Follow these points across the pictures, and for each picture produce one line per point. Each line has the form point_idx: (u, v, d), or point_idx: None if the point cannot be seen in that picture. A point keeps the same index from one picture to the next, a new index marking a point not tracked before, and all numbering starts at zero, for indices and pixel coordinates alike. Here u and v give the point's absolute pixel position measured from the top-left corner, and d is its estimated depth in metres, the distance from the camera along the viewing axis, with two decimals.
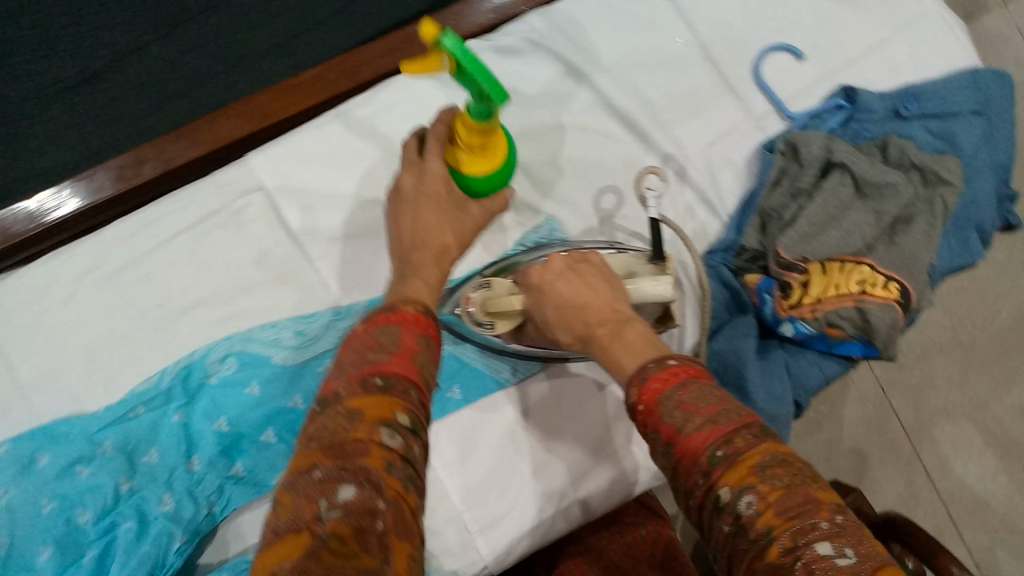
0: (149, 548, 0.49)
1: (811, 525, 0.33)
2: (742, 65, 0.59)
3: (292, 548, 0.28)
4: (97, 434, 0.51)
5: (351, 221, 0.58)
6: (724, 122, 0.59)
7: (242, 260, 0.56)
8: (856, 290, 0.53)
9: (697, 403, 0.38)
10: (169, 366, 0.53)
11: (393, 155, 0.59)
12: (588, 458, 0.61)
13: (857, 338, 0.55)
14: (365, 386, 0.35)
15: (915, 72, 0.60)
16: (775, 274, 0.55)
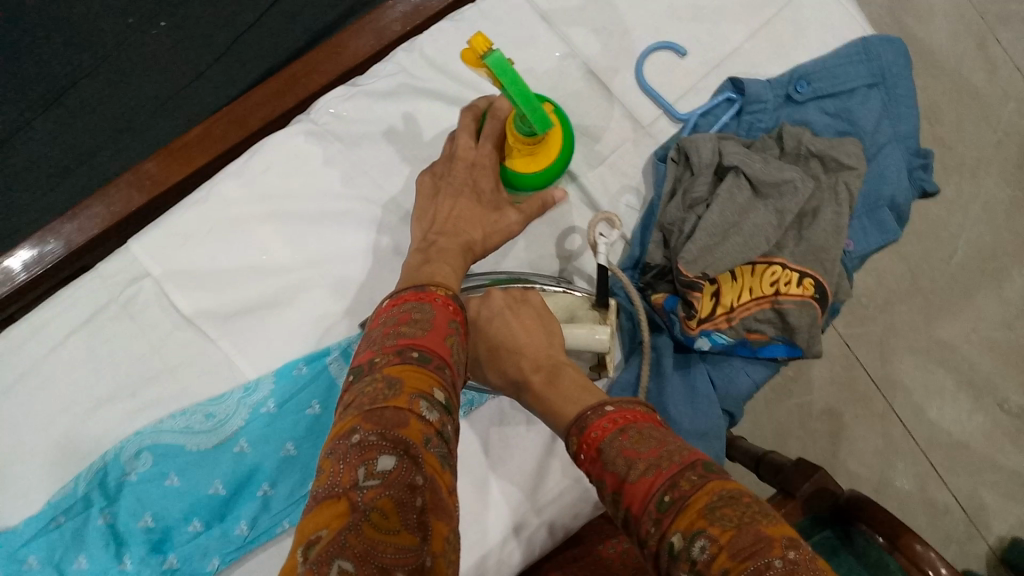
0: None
1: (768, 563, 0.30)
2: (621, 72, 0.58)
3: (329, 514, 0.29)
4: (21, 550, 0.52)
5: (247, 292, 0.57)
6: (609, 135, 0.57)
7: (141, 350, 0.56)
8: (770, 291, 0.51)
9: (638, 447, 0.36)
10: (82, 473, 0.53)
11: (279, 219, 0.58)
12: (528, 493, 0.58)
13: (779, 338, 0.53)
14: (404, 358, 0.35)
15: (805, 53, 0.59)
16: (680, 292, 0.52)
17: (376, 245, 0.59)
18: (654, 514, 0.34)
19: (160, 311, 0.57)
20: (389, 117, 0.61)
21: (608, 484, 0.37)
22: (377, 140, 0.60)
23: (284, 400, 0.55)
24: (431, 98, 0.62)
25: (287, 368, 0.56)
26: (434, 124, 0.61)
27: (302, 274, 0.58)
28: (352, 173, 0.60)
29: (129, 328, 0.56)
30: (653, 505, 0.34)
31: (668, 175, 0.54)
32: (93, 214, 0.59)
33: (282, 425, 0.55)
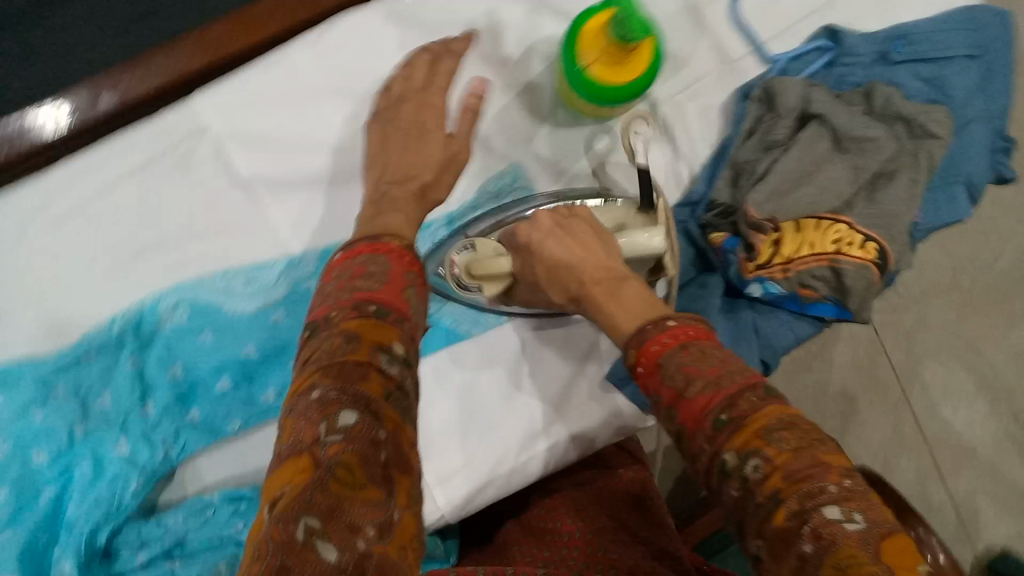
0: (101, 489, 0.53)
1: (821, 487, 0.32)
2: (718, 2, 0.55)
3: (296, 471, 0.29)
4: (47, 380, 0.53)
5: (305, 167, 0.58)
6: (694, 68, 0.55)
7: (192, 206, 0.56)
8: (831, 249, 0.50)
9: (699, 365, 0.38)
10: (118, 315, 0.54)
11: (348, 98, 0.58)
12: (550, 411, 0.58)
13: (830, 299, 0.52)
14: (360, 310, 0.35)
15: (906, 13, 0.57)
16: (743, 233, 0.51)
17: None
18: (709, 430, 0.36)
19: (215, 171, 0.56)
20: (471, 9, 0.57)
21: (664, 397, 0.39)
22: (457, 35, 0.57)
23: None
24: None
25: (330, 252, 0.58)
26: (516, 27, 0.58)
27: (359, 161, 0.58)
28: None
29: (181, 183, 0.55)
30: (709, 422, 0.36)
31: (749, 113, 0.53)
32: (157, 66, 0.54)
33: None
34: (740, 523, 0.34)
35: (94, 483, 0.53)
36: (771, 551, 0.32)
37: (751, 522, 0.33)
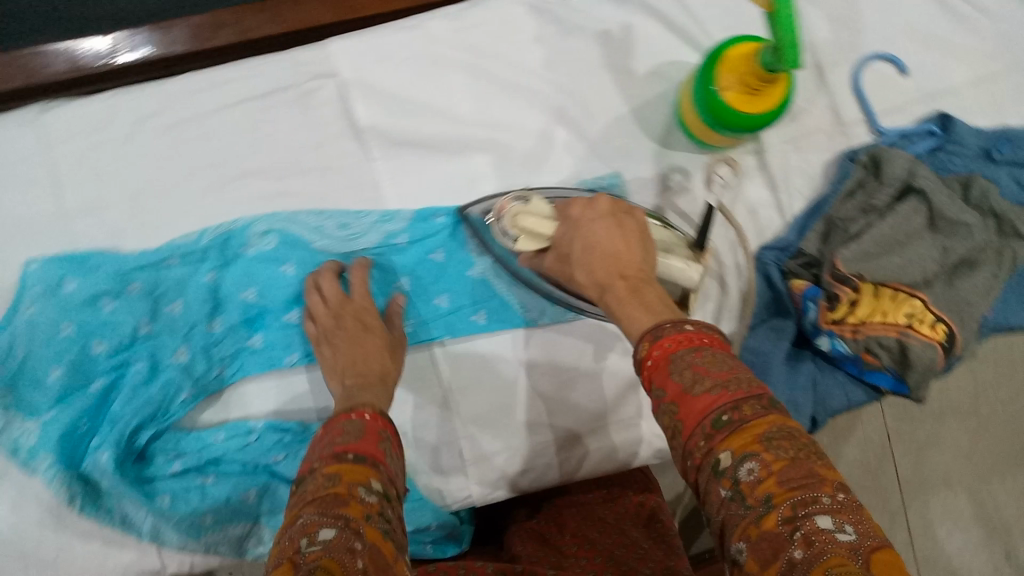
0: (153, 391, 0.54)
1: (813, 498, 0.32)
2: (839, 67, 0.58)
3: (281, 572, 0.34)
4: (127, 274, 0.55)
5: (417, 128, 0.58)
6: (804, 126, 0.58)
7: (303, 142, 0.58)
8: (902, 323, 0.51)
9: (711, 367, 0.37)
10: (209, 228, 0.56)
11: (474, 73, 0.59)
12: (596, 416, 0.59)
13: (890, 370, 0.53)
14: (338, 459, 0.40)
15: (1015, 116, 0.59)
16: (826, 284, 0.53)
17: (552, 138, 0.58)
18: (707, 430, 0.35)
19: (334, 115, 0.58)
20: (608, 20, 0.59)
21: (667, 394, 0.37)
22: (590, 41, 0.59)
23: (415, 241, 0.57)
24: (654, 21, 0.59)
25: (426, 212, 0.58)
26: (647, 44, 0.59)
27: (475, 134, 0.58)
28: (555, 59, 0.59)
29: (299, 119, 0.58)
30: (709, 422, 0.35)
31: (852, 175, 0.55)
32: (284, 13, 0.59)
33: (405, 260, 0.57)
34: (724, 524, 0.33)
35: (147, 384, 0.54)
36: (755, 554, 0.31)
37: (735, 525, 0.33)
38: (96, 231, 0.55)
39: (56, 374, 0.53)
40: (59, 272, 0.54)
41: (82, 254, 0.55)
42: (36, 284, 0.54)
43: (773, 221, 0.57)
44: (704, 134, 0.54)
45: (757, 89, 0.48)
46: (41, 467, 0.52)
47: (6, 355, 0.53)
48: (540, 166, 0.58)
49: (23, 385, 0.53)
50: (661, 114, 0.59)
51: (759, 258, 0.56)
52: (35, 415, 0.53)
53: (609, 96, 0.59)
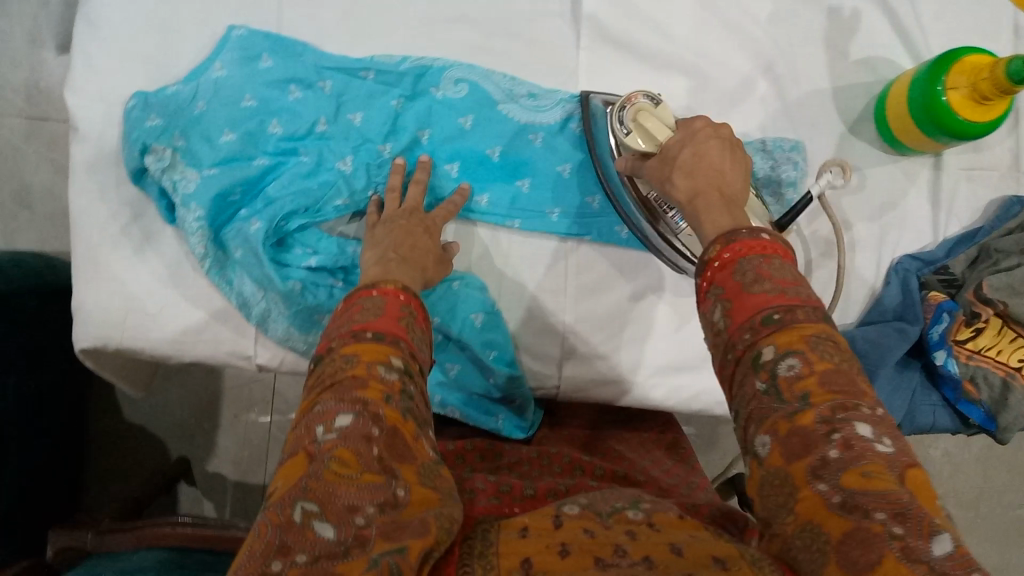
0: (312, 185, 0.66)
1: (853, 404, 0.38)
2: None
3: (294, 469, 0.37)
4: (320, 73, 0.68)
5: (623, 34, 0.74)
6: (981, 158, 0.78)
7: (522, 10, 0.73)
8: (1011, 366, 0.72)
9: (773, 273, 0.43)
10: (411, 58, 0.70)
11: (701, 10, 0.75)
12: (697, 358, 0.73)
13: (982, 405, 0.73)
14: (358, 339, 0.42)
15: None
16: (967, 302, 0.72)
17: (753, 85, 0.76)
18: (755, 324, 0.42)
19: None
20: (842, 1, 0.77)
21: (725, 290, 0.44)
22: (819, 11, 0.77)
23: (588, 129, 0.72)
24: (878, 20, 0.77)
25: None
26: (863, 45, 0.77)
27: (686, 60, 0.75)
28: (772, 35, 0.76)
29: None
30: (758, 318, 0.42)
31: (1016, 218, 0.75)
32: None
33: (569, 148, 0.71)
34: (752, 412, 0.40)
35: (306, 174, 0.66)
36: (783, 447, 0.38)
37: (767, 418, 0.39)
38: (302, 24, 0.70)
39: (228, 137, 0.65)
40: (257, 45, 0.67)
41: (279, 41, 0.68)
42: (237, 49, 0.67)
43: (927, 236, 0.77)
44: (903, 128, 0.73)
45: (986, 96, 0.65)
46: (189, 215, 0.64)
47: (187, 104, 0.65)
48: (732, 107, 0.75)
49: (195, 137, 0.65)
50: (858, 103, 0.77)
51: (900, 263, 0.76)
52: (198, 168, 0.65)
53: (809, 88, 0.76)
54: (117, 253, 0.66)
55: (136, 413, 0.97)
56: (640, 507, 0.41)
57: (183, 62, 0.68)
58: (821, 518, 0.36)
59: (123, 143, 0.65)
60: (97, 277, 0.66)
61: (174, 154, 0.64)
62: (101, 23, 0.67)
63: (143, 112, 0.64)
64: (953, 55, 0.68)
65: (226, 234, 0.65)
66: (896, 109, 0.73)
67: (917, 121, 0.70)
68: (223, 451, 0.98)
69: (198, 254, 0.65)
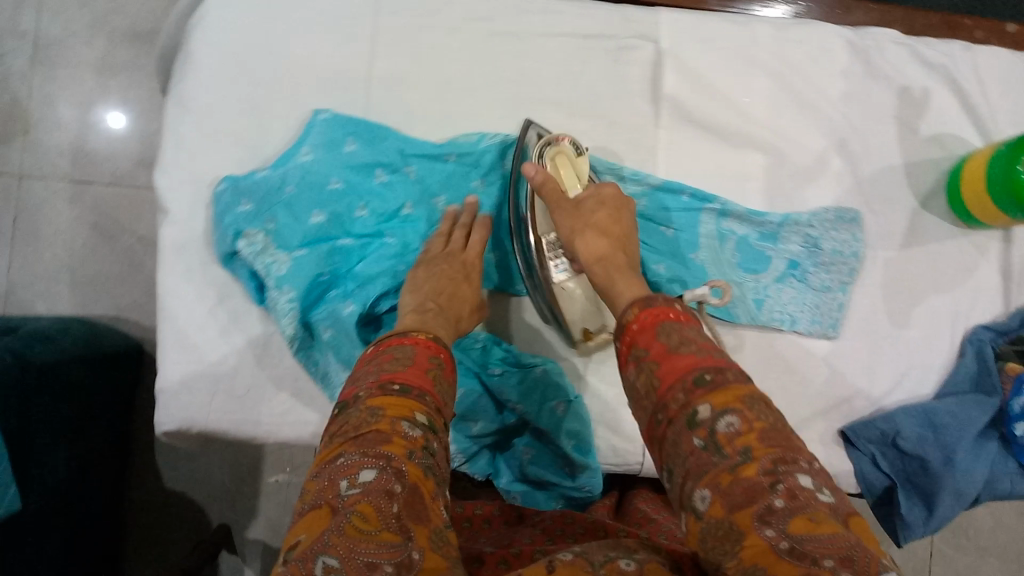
0: (399, 265, 0.70)
1: (793, 459, 0.38)
2: None
3: (319, 522, 0.36)
4: (405, 156, 0.73)
5: (703, 112, 0.78)
6: None
7: (601, 92, 0.78)
8: None
9: (695, 337, 0.45)
10: (488, 137, 0.75)
11: (776, 87, 0.79)
12: None
13: None
14: (385, 391, 0.42)
15: None
16: None
17: (827, 161, 0.78)
18: (688, 384, 0.42)
19: (641, 72, 0.78)
20: (912, 81, 0.80)
21: (652, 352, 0.45)
22: (891, 90, 0.79)
23: (654, 206, 0.74)
24: (948, 96, 0.80)
25: (674, 186, 0.74)
26: (932, 124, 0.80)
27: (761, 136, 0.78)
28: (842, 109, 0.79)
29: (610, 68, 0.78)
30: (690, 377, 0.42)
31: None
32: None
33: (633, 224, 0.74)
34: (690, 470, 0.39)
35: (392, 256, 0.71)
36: (726, 499, 0.37)
37: (707, 473, 0.39)
38: (389, 107, 0.75)
39: (316, 220, 0.69)
40: (342, 132, 0.72)
41: (364, 127, 0.73)
42: (324, 137, 0.72)
43: (999, 307, 0.78)
44: (978, 204, 0.74)
45: None
46: (281, 296, 0.67)
47: (275, 189, 0.69)
48: (807, 183, 0.78)
49: (284, 220, 0.69)
50: (929, 178, 0.79)
51: (972, 334, 0.77)
52: (287, 250, 0.68)
53: (881, 165, 0.79)
54: (203, 333, 0.70)
55: (176, 480, 0.96)
56: (632, 556, 0.41)
57: (274, 144, 0.74)
58: (767, 562, 0.35)
59: (216, 229, 0.69)
60: (178, 350, 0.70)
61: (265, 237, 0.68)
62: (193, 104, 0.73)
63: (233, 197, 0.69)
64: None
65: (315, 315, 0.68)
66: (972, 186, 0.74)
67: (996, 197, 0.72)
68: (263, 517, 0.95)
69: (287, 334, 0.67)
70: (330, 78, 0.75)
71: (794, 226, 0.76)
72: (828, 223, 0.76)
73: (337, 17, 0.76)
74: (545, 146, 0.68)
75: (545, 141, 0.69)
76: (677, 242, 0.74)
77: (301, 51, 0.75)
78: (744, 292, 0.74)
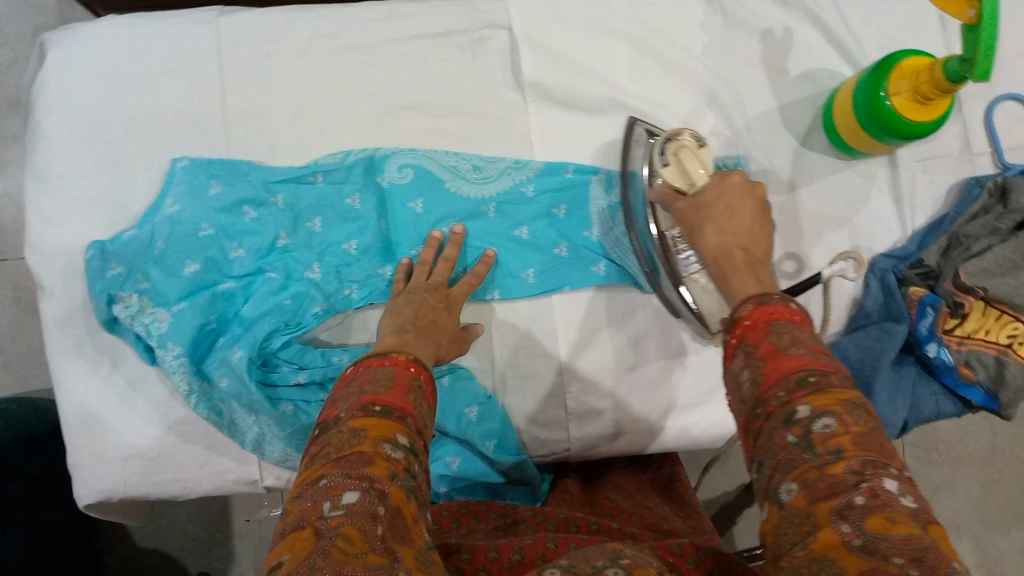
0: (283, 300, 0.70)
1: (883, 463, 0.38)
2: (976, 103, 0.83)
3: (300, 544, 0.37)
4: (272, 186, 0.73)
5: (572, 90, 0.79)
6: (933, 147, 0.82)
7: (466, 88, 0.79)
8: (1004, 343, 0.73)
9: (808, 339, 0.44)
10: (355, 151, 0.75)
11: (639, 52, 0.81)
12: (695, 397, 0.76)
13: (983, 386, 0.75)
14: (366, 412, 0.42)
15: None
16: (946, 292, 0.75)
17: (700, 119, 0.81)
18: (790, 383, 0.42)
19: (499, 62, 0.80)
20: (772, 22, 0.82)
21: (762, 349, 0.44)
22: (752, 35, 0.82)
23: (540, 189, 0.77)
24: (809, 31, 0.82)
25: (556, 166, 0.77)
26: (797, 63, 0.82)
27: (628, 103, 0.79)
28: (705, 64, 0.81)
29: (467, 61, 0.79)
30: (794, 378, 0.42)
31: (979, 200, 0.77)
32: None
33: (521, 212, 0.76)
34: (781, 463, 0.40)
35: (276, 290, 0.71)
36: (809, 491, 0.38)
37: (796, 467, 0.39)
38: (252, 139, 0.75)
39: (191, 268, 0.70)
40: (202, 176, 0.72)
41: (224, 166, 0.73)
42: (186, 183, 0.72)
43: (896, 233, 0.81)
44: (851, 135, 0.77)
45: (931, 101, 0.69)
46: (168, 354, 0.68)
47: (145, 246, 0.70)
48: None
49: (157, 275, 0.69)
50: (806, 116, 0.82)
51: (875, 264, 0.80)
52: (166, 306, 0.69)
53: (754, 114, 0.81)
54: (103, 401, 0.71)
55: (147, 538, 1.02)
56: (620, 564, 0.41)
57: (140, 198, 0.73)
58: (838, 555, 0.35)
59: (91, 297, 0.70)
60: (79, 421, 0.71)
61: (140, 298, 0.69)
62: (49, 174, 0.73)
63: (104, 262, 0.69)
64: (890, 62, 0.72)
65: (209, 365, 0.70)
66: (842, 117, 0.77)
67: (864, 126, 0.74)
68: (241, 559, 1.02)
69: (183, 391, 0.69)
70: (183, 119, 0.75)
71: None
72: None
73: (182, 59, 0.76)
74: (664, 142, 0.66)
75: (666, 136, 0.67)
76: (566, 222, 0.76)
77: (151, 100, 0.75)
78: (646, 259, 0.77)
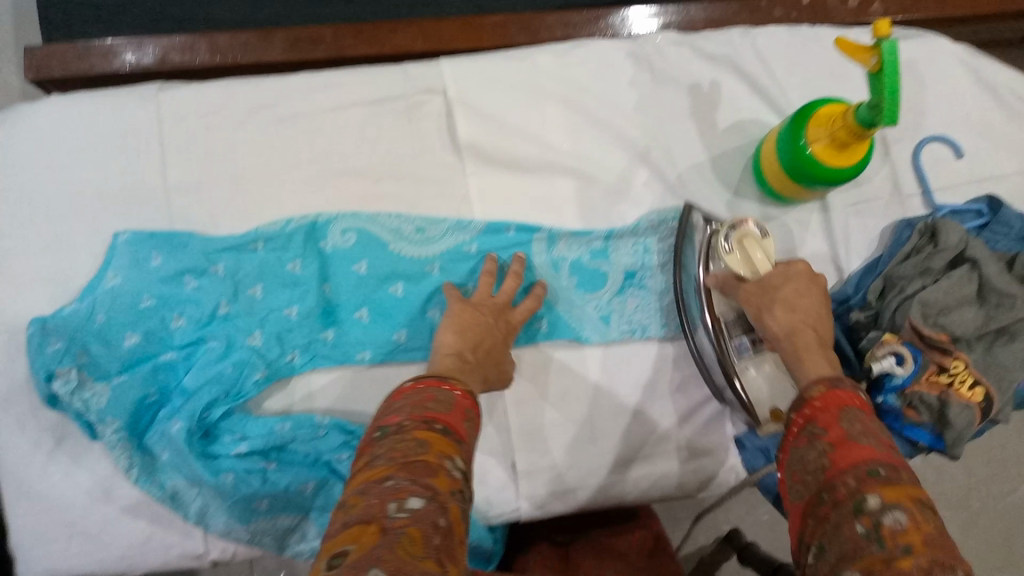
0: (224, 368, 0.69)
1: (949, 565, 0.39)
2: (898, 147, 0.86)
3: (364, 535, 0.39)
4: (212, 254, 0.72)
5: (510, 150, 0.80)
6: (861, 192, 0.85)
7: (405, 150, 0.79)
8: (944, 383, 0.72)
9: (879, 434, 0.48)
10: (296, 218, 0.74)
11: (573, 111, 0.82)
12: (647, 448, 0.77)
13: (927, 426, 0.74)
14: (430, 427, 0.47)
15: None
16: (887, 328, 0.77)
17: (635, 174, 0.82)
18: (861, 474, 0.45)
19: (435, 124, 0.80)
20: (699, 77, 0.85)
21: (832, 436, 0.48)
22: (681, 90, 0.84)
23: (483, 248, 0.77)
24: (735, 86, 0.85)
25: (499, 224, 0.77)
26: (727, 116, 0.85)
27: (566, 162, 0.81)
28: (639, 120, 0.83)
29: (405, 125, 0.79)
30: (865, 469, 0.45)
31: (911, 242, 0.80)
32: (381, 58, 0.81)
33: (465, 270, 0.76)
34: (846, 549, 0.42)
35: (218, 359, 0.69)
36: None
37: (861, 556, 0.41)
38: (191, 209, 0.74)
39: (130, 341, 0.69)
40: (144, 247, 0.71)
41: (165, 238, 0.71)
42: (126, 255, 0.70)
43: (833, 276, 0.84)
44: (778, 185, 0.79)
45: (849, 147, 0.72)
46: (108, 429, 0.67)
47: (83, 321, 0.68)
48: (619, 200, 0.81)
49: (95, 350, 0.68)
50: (739, 167, 0.84)
51: None
52: (105, 380, 0.68)
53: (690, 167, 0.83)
54: (44, 483, 0.68)
55: None
56: None
57: (79, 271, 0.71)
58: None
59: (31, 376, 0.68)
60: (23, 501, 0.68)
61: (79, 373, 0.67)
62: None
63: (43, 339, 0.67)
64: (807, 112, 0.74)
65: (150, 438, 0.68)
66: (768, 167, 0.79)
67: (788, 175, 0.77)
68: None
69: (123, 466, 0.68)
70: (120, 190, 0.73)
71: (620, 239, 0.79)
72: (651, 228, 0.80)
73: (115, 130, 0.74)
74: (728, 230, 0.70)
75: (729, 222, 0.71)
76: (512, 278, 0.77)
77: (85, 173, 0.73)
78: (591, 312, 0.77)
